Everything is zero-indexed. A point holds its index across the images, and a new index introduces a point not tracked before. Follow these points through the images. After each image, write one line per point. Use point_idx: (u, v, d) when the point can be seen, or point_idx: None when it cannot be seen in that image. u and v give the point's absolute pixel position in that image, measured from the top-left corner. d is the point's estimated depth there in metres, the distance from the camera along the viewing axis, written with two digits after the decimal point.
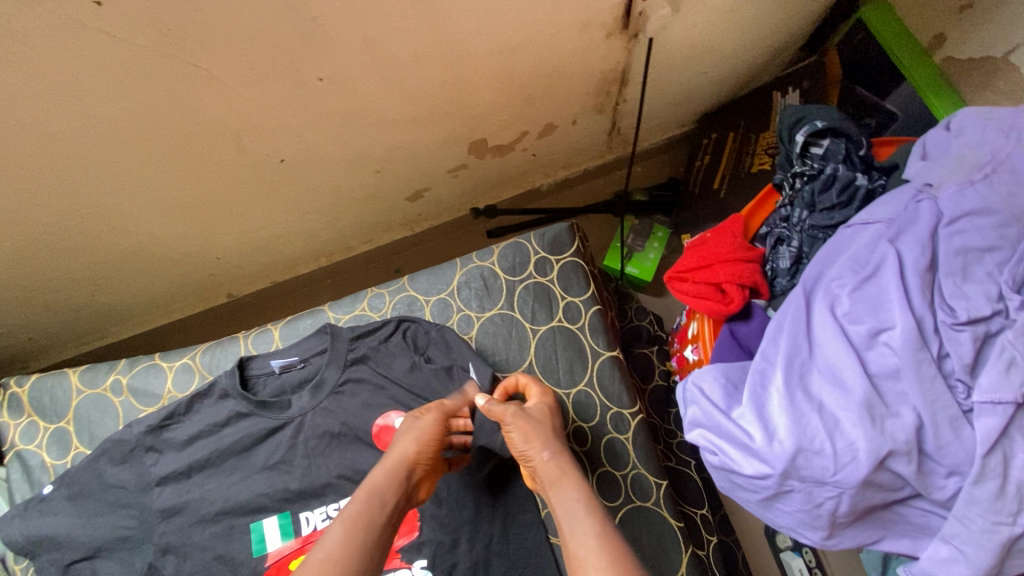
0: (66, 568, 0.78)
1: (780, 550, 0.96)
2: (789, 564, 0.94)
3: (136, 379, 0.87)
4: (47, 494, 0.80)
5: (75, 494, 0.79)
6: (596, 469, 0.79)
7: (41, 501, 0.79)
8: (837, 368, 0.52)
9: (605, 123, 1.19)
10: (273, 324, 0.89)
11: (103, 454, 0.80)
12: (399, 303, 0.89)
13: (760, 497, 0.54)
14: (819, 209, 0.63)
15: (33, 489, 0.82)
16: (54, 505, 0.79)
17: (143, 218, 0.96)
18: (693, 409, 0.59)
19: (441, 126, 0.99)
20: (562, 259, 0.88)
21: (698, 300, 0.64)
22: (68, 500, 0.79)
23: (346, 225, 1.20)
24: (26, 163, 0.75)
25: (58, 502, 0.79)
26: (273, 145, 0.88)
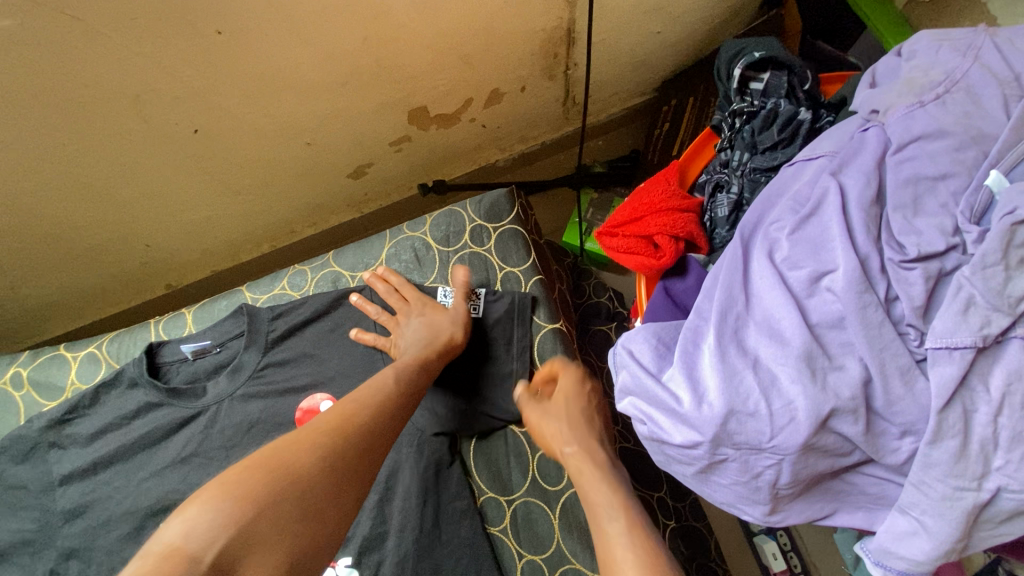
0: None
1: (753, 534, 0.88)
2: (762, 548, 0.85)
3: (38, 372, 0.78)
4: None
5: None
6: (536, 452, 0.71)
7: None
8: (774, 319, 0.46)
9: (558, 89, 1.12)
10: (188, 307, 0.80)
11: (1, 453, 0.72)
12: (322, 281, 0.80)
13: (694, 471, 0.48)
14: (761, 150, 0.57)
15: None
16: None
17: (53, 201, 0.88)
18: (622, 374, 0.52)
19: (371, 90, 0.92)
20: (499, 227, 0.79)
21: (629, 256, 0.57)
22: None
23: (286, 206, 1.13)
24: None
25: None
26: (183, 112, 0.81)
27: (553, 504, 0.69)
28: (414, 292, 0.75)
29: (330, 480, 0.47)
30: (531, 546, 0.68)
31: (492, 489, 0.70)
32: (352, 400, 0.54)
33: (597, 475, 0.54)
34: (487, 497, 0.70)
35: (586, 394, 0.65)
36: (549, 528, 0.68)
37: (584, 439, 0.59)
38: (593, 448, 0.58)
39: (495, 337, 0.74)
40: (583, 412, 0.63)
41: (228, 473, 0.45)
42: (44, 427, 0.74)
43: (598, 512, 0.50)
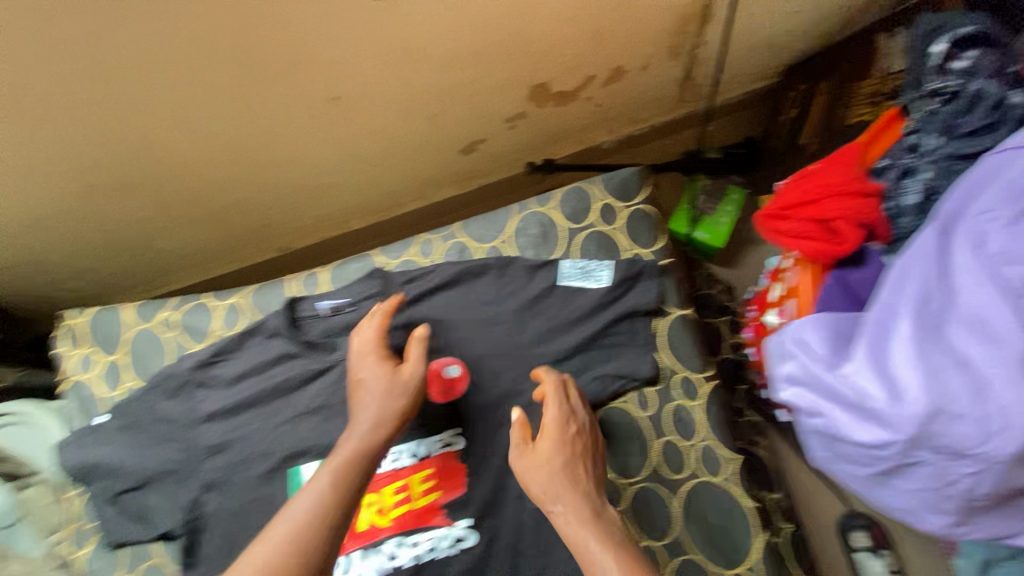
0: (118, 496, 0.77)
1: None
2: None
3: (186, 317, 0.83)
4: (101, 424, 0.80)
5: (126, 424, 0.78)
6: (659, 438, 0.69)
7: (96, 430, 0.79)
8: (987, 317, 0.41)
9: (679, 69, 1.08)
10: (323, 267, 0.84)
11: (156, 386, 0.79)
12: (449, 250, 0.81)
13: (873, 471, 0.45)
14: (960, 134, 0.51)
15: (89, 419, 0.81)
16: (106, 435, 0.78)
17: (201, 158, 0.94)
18: (788, 364, 0.50)
19: (499, 64, 0.92)
20: (630, 206, 0.78)
21: (802, 241, 0.54)
22: (122, 430, 0.79)
23: (397, 178, 1.16)
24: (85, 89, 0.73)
25: (111, 432, 0.79)
26: (328, 80, 0.84)
27: (674, 491, 0.67)
28: (410, 373, 0.65)
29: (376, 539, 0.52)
30: (649, 531, 0.66)
31: (610, 470, 0.69)
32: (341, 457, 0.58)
33: (580, 526, 0.53)
34: (604, 478, 0.68)
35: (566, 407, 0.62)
36: (668, 516, 0.66)
37: (570, 488, 0.56)
38: (578, 497, 0.56)
39: (629, 317, 0.73)
40: (563, 457, 0.58)
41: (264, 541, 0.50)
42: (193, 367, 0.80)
43: (574, 517, 0.54)
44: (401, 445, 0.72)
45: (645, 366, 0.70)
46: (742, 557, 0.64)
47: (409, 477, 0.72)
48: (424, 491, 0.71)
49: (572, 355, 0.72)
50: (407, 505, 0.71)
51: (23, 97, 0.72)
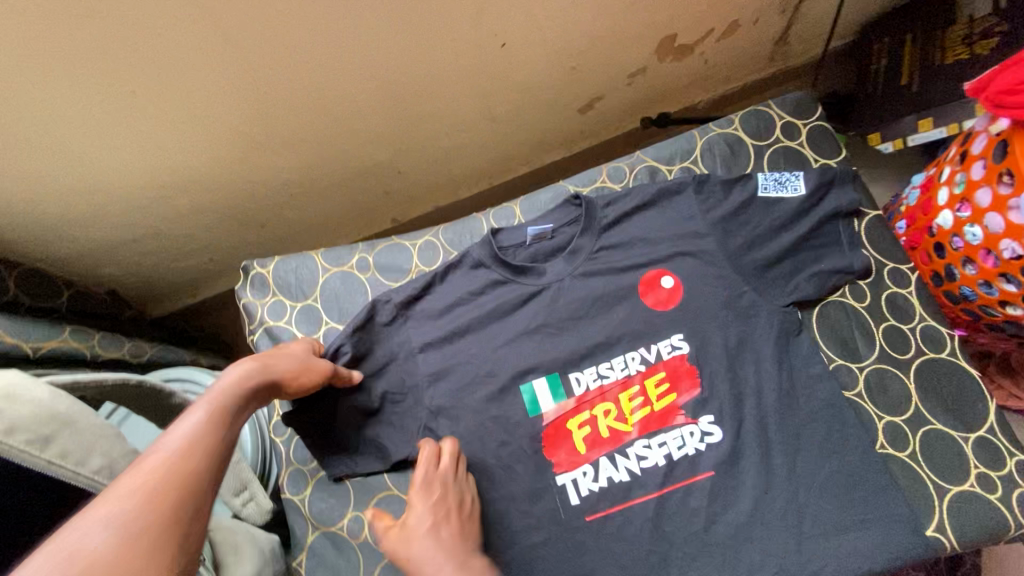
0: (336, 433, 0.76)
1: None
2: None
3: (382, 257, 0.85)
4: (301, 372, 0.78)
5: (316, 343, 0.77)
6: (880, 324, 0.74)
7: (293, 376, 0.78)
8: None
9: (780, 25, 1.16)
10: (512, 201, 0.87)
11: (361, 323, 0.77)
12: (640, 174, 0.85)
13: None
14: None
15: None
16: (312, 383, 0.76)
17: (358, 113, 0.95)
18: None
19: (644, 12, 0.97)
20: (808, 123, 0.84)
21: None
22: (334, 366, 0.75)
23: (517, 139, 1.19)
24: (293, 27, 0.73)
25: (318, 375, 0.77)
26: (501, 23, 0.87)
27: (905, 369, 0.72)
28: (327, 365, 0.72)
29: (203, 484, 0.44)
30: (887, 407, 0.71)
31: (840, 357, 0.73)
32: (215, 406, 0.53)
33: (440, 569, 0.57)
34: (838, 363, 0.73)
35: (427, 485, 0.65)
36: (904, 392, 0.71)
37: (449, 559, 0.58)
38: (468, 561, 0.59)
39: (834, 220, 0.77)
40: (438, 516, 0.62)
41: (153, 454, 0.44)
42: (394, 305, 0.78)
43: None
44: (631, 352, 0.75)
45: (855, 263, 0.75)
46: (981, 422, 0.69)
47: (641, 382, 0.73)
48: (661, 394, 0.73)
49: (784, 257, 0.75)
50: (646, 408, 0.73)
51: (230, 33, 0.71)
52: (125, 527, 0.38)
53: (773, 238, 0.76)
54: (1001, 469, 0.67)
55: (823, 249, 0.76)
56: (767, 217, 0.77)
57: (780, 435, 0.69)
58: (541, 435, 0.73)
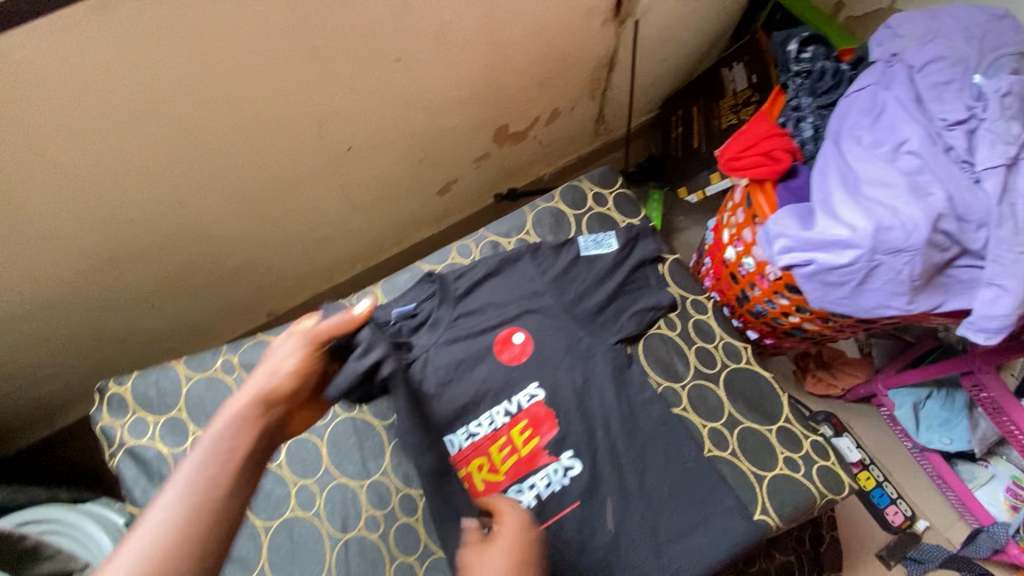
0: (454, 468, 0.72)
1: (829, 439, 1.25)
2: (840, 445, 1.24)
3: (247, 356, 0.87)
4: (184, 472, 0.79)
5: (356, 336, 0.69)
6: (691, 346, 0.89)
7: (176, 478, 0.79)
8: (881, 177, 0.70)
9: (594, 108, 1.40)
10: (373, 285, 0.93)
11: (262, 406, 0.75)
12: (484, 249, 0.97)
13: (853, 284, 0.69)
14: (820, 93, 0.84)
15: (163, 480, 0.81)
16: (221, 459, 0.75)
17: (218, 218, 1.00)
18: (780, 241, 0.74)
19: (476, 111, 1.13)
20: (612, 192, 1.02)
21: (755, 168, 0.80)
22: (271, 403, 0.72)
23: (385, 224, 1.28)
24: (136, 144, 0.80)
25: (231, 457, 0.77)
26: (344, 131, 0.98)
27: (716, 381, 0.87)
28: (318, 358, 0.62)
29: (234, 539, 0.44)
30: (709, 415, 0.84)
31: (666, 380, 0.87)
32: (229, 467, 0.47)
33: None
34: (664, 387, 0.86)
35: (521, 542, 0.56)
36: (718, 400, 0.86)
37: None
38: None
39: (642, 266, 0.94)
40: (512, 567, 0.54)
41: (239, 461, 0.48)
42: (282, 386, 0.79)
43: None
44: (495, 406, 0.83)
45: (663, 298, 0.92)
46: (778, 414, 0.85)
47: (507, 433, 0.81)
48: (525, 439, 0.81)
49: (609, 302, 0.90)
50: (514, 455, 0.80)
51: (64, 154, 0.76)
52: (151, 543, 0.41)
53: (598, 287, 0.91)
54: (800, 450, 0.83)
55: (638, 291, 0.92)
56: (592, 270, 0.92)
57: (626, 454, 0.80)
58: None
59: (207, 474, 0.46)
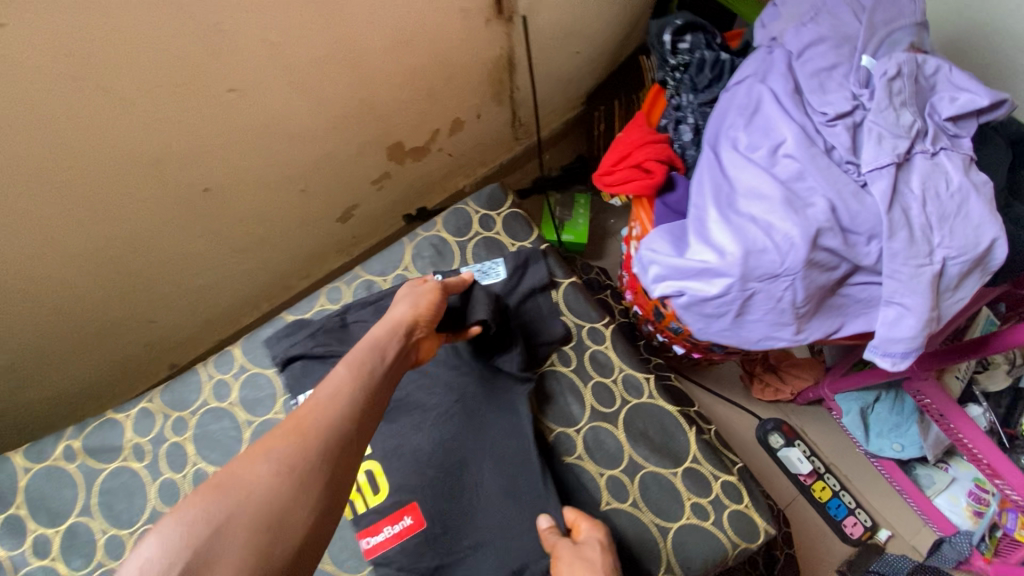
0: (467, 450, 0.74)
1: (777, 450, 1.18)
2: (789, 457, 1.17)
3: (91, 439, 0.77)
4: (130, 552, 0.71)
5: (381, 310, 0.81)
6: (587, 383, 0.80)
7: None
8: (755, 187, 0.60)
9: (506, 113, 1.30)
10: (233, 343, 0.83)
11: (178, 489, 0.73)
12: (358, 290, 0.87)
13: (731, 317, 0.60)
14: (701, 88, 0.74)
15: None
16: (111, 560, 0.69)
17: (70, 283, 0.90)
18: (652, 268, 0.64)
19: (356, 130, 1.04)
20: (501, 212, 0.92)
21: (628, 183, 0.70)
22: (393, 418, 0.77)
23: (283, 259, 1.19)
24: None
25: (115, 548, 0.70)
26: (195, 174, 0.88)
27: (615, 421, 0.77)
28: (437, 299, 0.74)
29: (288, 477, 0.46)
30: (607, 463, 0.75)
31: (559, 425, 0.78)
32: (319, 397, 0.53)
33: None
34: (557, 432, 0.78)
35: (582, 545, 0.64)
36: (617, 443, 0.76)
37: None
38: None
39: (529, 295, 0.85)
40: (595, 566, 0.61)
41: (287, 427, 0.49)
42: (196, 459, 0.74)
43: None
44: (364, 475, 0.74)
45: (556, 329, 0.83)
46: (684, 454, 0.76)
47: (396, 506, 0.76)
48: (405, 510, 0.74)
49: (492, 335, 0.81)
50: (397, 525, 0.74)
51: None
52: (195, 527, 0.42)
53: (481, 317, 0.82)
54: (709, 493, 0.73)
55: (529, 323, 0.83)
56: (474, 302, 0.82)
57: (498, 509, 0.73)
58: (404, 504, 0.73)
59: (303, 427, 0.49)
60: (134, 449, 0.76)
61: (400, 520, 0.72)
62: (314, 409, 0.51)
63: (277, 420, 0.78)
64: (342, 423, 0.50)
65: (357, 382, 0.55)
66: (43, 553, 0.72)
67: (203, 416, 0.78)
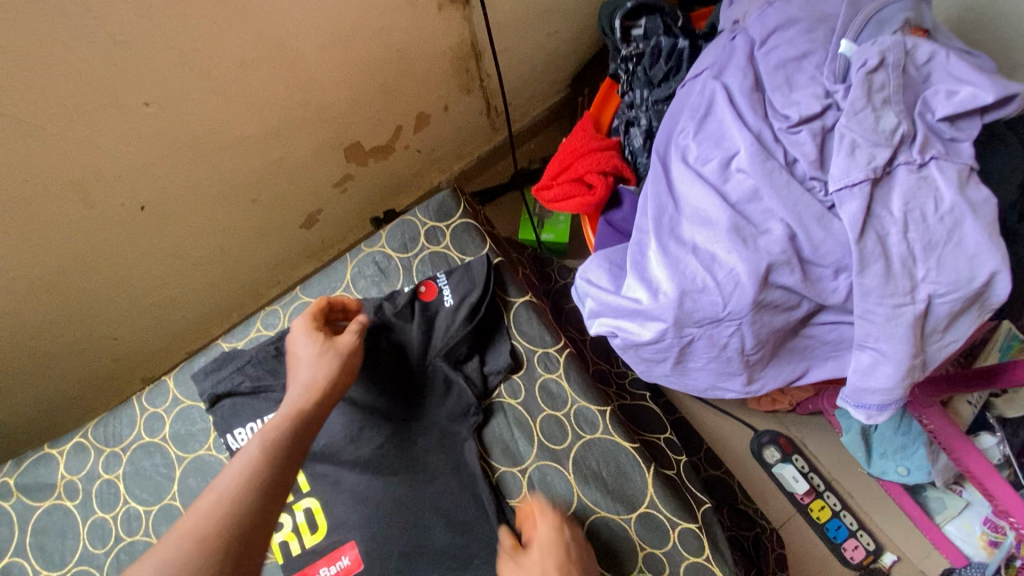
0: (417, 487, 0.69)
1: (772, 466, 1.10)
2: (783, 474, 1.09)
3: (26, 476, 0.75)
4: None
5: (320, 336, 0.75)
6: (536, 417, 0.73)
7: None
8: (702, 209, 0.50)
9: (479, 103, 1.20)
10: (167, 373, 0.79)
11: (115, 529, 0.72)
12: (296, 314, 0.81)
13: (672, 363, 0.51)
14: (657, 83, 0.63)
15: None
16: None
17: (13, 309, 0.88)
18: (587, 302, 0.56)
19: (305, 135, 0.97)
20: (451, 223, 0.84)
21: (566, 201, 0.61)
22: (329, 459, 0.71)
23: (248, 270, 1.15)
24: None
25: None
26: (125, 192, 0.84)
27: (565, 461, 0.71)
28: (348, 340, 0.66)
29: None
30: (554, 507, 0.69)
31: (504, 464, 0.72)
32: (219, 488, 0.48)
33: None
34: (502, 472, 0.71)
35: (559, 543, 0.60)
36: (566, 485, 0.70)
37: None
38: None
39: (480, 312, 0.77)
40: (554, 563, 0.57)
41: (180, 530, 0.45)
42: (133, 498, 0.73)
43: None
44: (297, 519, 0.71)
45: (504, 360, 0.76)
46: (640, 497, 0.68)
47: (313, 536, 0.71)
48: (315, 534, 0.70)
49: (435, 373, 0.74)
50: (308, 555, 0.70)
51: None
52: None
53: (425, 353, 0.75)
54: (665, 542, 0.67)
55: (480, 347, 0.77)
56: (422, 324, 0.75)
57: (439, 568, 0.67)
58: (342, 543, 0.69)
59: (194, 537, 0.44)
60: (68, 486, 0.75)
61: (337, 560, 0.68)
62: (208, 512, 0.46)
63: (209, 456, 0.74)
64: (239, 523, 0.46)
65: (244, 474, 0.49)
66: None
67: (134, 452, 0.75)
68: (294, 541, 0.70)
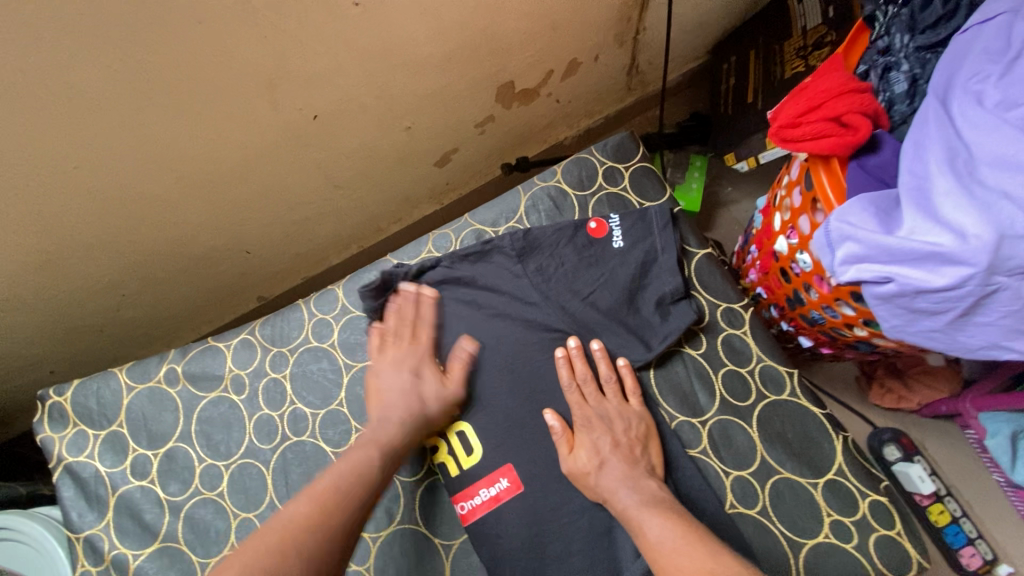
0: None
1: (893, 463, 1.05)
2: (907, 472, 1.03)
3: (192, 365, 0.76)
4: (227, 488, 0.70)
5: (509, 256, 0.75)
6: (718, 371, 0.71)
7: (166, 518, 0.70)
8: (1011, 154, 0.47)
9: (626, 57, 1.16)
10: (335, 282, 0.79)
11: (279, 430, 0.72)
12: (467, 240, 0.80)
13: (955, 314, 0.49)
14: (921, 29, 0.59)
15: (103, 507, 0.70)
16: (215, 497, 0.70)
17: (175, 203, 0.88)
18: (845, 246, 0.53)
19: (469, 65, 0.94)
20: (630, 165, 0.82)
21: (818, 141, 0.58)
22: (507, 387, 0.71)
23: (377, 201, 1.13)
24: (38, 124, 0.66)
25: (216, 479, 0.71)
26: (306, 98, 0.82)
27: (748, 418, 0.68)
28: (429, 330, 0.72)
29: (312, 540, 0.52)
30: (735, 462, 0.67)
31: (682, 413, 0.69)
32: (340, 470, 0.59)
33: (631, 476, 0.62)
34: (679, 421, 0.69)
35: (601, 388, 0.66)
36: (748, 442, 0.67)
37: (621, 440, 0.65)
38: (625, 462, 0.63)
39: (662, 262, 0.74)
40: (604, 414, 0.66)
41: (312, 496, 0.56)
42: (298, 402, 0.73)
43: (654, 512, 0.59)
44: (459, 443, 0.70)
45: (688, 315, 0.71)
46: (827, 465, 0.66)
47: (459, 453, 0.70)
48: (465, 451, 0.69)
49: (594, 318, 0.72)
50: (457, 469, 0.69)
51: None
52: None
53: (586, 296, 0.73)
54: (854, 513, 0.64)
55: (666, 293, 0.72)
56: (606, 262, 0.75)
57: (583, 499, 0.66)
58: (500, 466, 0.68)
59: (321, 497, 0.55)
60: (234, 380, 0.75)
61: (496, 482, 0.67)
62: (332, 497, 0.56)
63: None
64: (353, 493, 0.57)
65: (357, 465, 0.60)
66: (142, 473, 0.72)
67: (302, 355, 0.75)
68: (451, 463, 0.69)
